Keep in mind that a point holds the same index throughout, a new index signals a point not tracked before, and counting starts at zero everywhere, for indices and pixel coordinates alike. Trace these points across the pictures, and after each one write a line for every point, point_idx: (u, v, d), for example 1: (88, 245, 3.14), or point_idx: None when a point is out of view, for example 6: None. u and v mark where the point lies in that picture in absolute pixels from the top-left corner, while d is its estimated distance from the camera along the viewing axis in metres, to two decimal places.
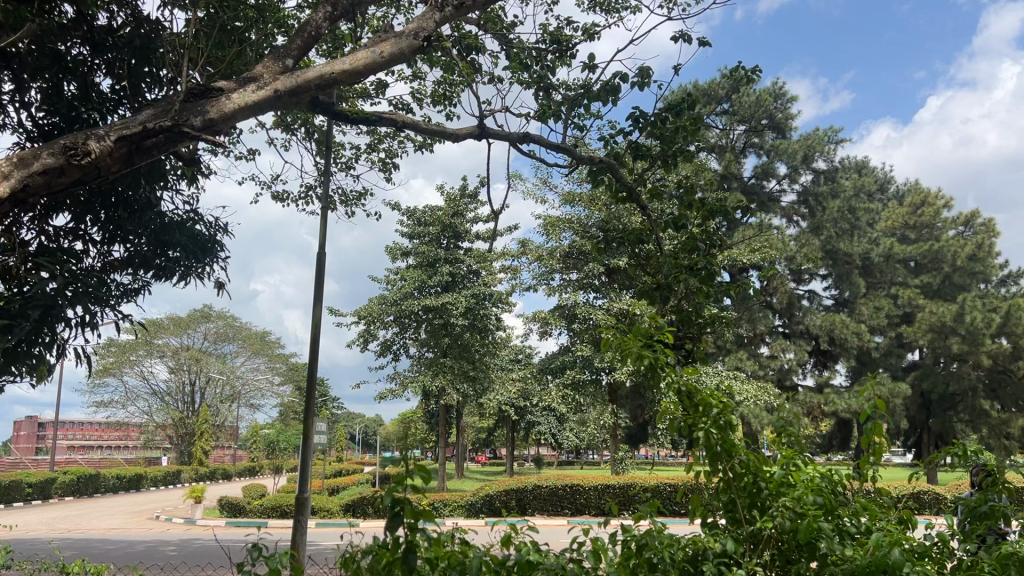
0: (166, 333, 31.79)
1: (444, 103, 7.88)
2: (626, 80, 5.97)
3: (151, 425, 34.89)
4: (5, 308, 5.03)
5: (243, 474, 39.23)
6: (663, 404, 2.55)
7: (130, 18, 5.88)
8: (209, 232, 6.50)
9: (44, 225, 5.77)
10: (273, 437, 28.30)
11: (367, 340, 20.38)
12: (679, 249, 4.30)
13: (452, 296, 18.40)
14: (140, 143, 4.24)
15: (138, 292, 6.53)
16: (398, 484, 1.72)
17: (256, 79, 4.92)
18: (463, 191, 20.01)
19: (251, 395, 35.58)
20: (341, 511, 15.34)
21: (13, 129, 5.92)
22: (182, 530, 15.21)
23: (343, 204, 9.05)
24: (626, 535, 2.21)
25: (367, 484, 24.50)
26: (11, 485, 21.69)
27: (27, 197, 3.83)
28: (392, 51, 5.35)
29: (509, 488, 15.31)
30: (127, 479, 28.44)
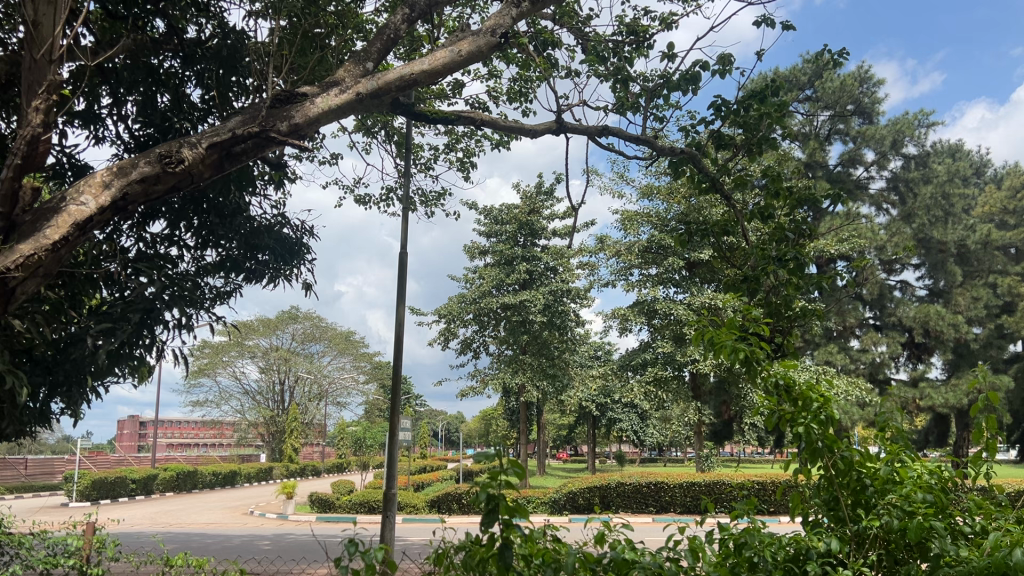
0: (255, 334, 32.88)
1: (520, 100, 7.87)
2: (706, 68, 5.85)
3: (244, 422, 36.13)
4: (108, 312, 5.26)
5: (332, 471, 40.29)
6: (757, 401, 2.48)
7: (217, 30, 6.05)
8: (296, 235, 6.67)
9: (142, 232, 6.04)
10: (360, 434, 28.92)
11: (447, 339, 20.63)
12: (767, 240, 4.19)
13: (530, 294, 18.38)
14: (230, 149, 4.37)
15: (229, 295, 6.76)
16: (491, 481, 1.70)
17: (338, 83, 5.01)
18: (538, 188, 19.98)
19: (337, 394, 36.21)
20: (428, 507, 15.54)
21: (112, 141, 6.21)
22: (276, 525, 15.70)
23: (423, 204, 9.17)
24: (723, 534, 2.17)
25: (450, 480, 24.84)
26: (117, 482, 22.82)
27: (126, 205, 3.99)
28: (470, 49, 5.36)
29: (593, 485, 15.16)
30: (223, 475, 29.59)
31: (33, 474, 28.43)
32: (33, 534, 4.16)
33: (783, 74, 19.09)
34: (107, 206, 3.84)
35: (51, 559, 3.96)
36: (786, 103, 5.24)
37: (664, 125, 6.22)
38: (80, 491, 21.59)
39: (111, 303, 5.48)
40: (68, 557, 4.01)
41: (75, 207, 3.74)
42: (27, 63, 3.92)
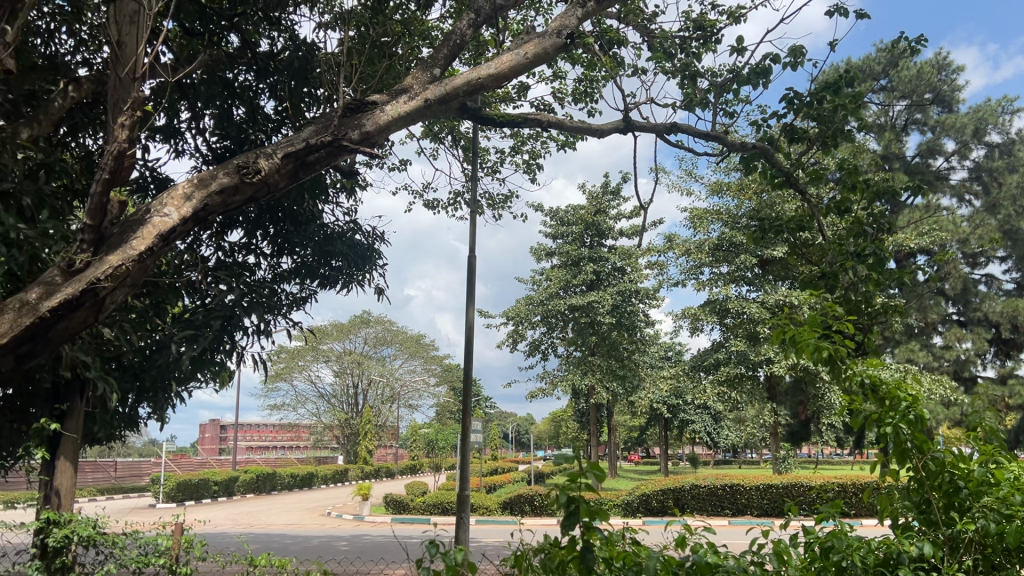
0: (330, 339, 33.66)
1: (585, 100, 7.85)
2: (777, 61, 5.73)
3: (320, 425, 36.94)
4: (192, 319, 5.46)
5: (406, 473, 40.84)
6: (841, 401, 2.42)
7: (289, 43, 6.20)
8: (368, 241, 6.78)
9: (221, 241, 6.24)
10: (432, 436, 29.21)
11: (516, 341, 20.71)
12: (845, 234, 4.07)
13: (598, 295, 18.30)
14: (304, 158, 4.46)
15: (305, 300, 6.93)
16: (571, 483, 1.69)
17: (407, 90, 5.09)
18: (604, 188, 19.90)
19: (409, 397, 36.71)
20: (500, 509, 15.61)
21: (191, 154, 6.44)
22: (353, 526, 16.00)
23: (490, 208, 9.22)
24: (809, 537, 2.12)
25: (522, 481, 24.90)
26: (200, 484, 23.61)
27: (207, 216, 4.12)
28: (537, 51, 5.38)
29: (667, 487, 14.98)
30: (301, 476, 30.29)
31: (122, 475, 29.60)
32: (126, 534, 4.32)
33: (856, 64, 18.54)
34: (189, 216, 3.98)
35: (143, 558, 4.10)
36: (862, 94, 5.07)
37: (734, 120, 6.11)
38: (166, 492, 22.38)
39: (193, 310, 5.66)
40: (158, 556, 4.13)
41: (159, 219, 3.89)
42: (112, 81, 4.12)
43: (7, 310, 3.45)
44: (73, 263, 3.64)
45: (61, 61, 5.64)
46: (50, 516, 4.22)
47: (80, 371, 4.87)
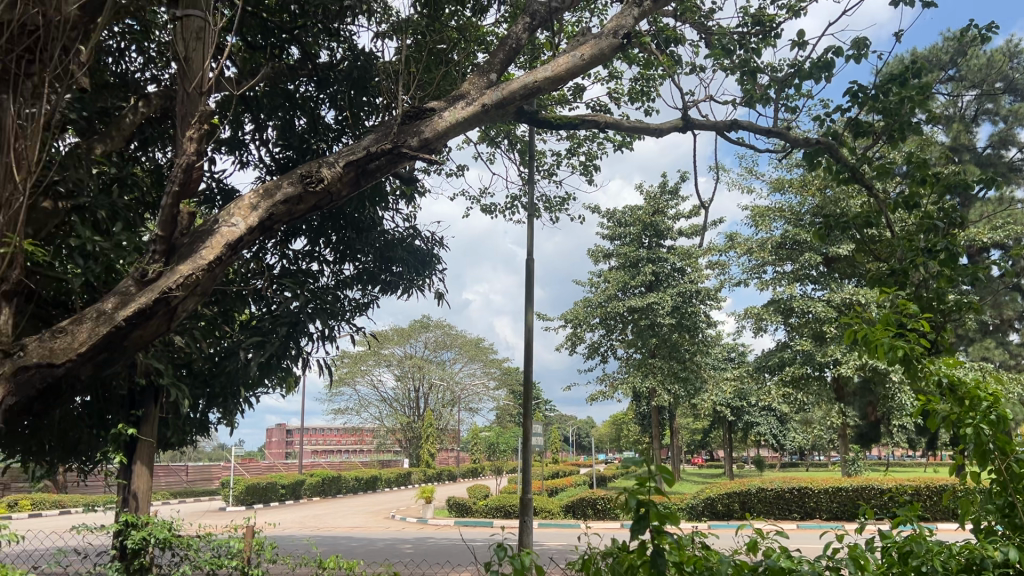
0: (391, 343, 34.08)
1: (642, 100, 7.80)
2: (840, 54, 5.60)
3: (382, 429, 37.37)
4: (259, 326, 5.59)
5: (468, 476, 41.03)
6: (918, 401, 2.35)
7: (348, 53, 6.27)
8: (427, 246, 6.85)
9: (286, 249, 6.38)
10: (493, 439, 29.27)
11: (575, 344, 20.65)
12: (915, 230, 3.95)
13: (658, 296, 18.13)
14: (365, 166, 4.52)
15: (367, 306, 7.03)
16: (640, 487, 1.68)
17: (464, 96, 5.12)
18: (662, 188, 19.72)
19: (469, 400, 36.90)
20: (563, 512, 15.57)
21: (255, 165, 6.60)
22: (417, 528, 16.14)
23: (547, 211, 9.23)
24: (886, 542, 2.07)
25: (584, 484, 24.77)
26: (268, 487, 24.12)
27: (272, 225, 4.21)
28: (593, 52, 5.36)
29: (732, 490, 14.74)
30: (364, 479, 30.71)
31: (194, 479, 30.44)
32: (199, 536, 4.42)
33: (923, 54, 17.99)
34: (255, 226, 4.08)
35: (217, 560, 4.20)
36: (930, 85, 4.90)
37: (796, 116, 6.00)
38: (236, 496, 22.93)
39: (260, 318, 5.79)
40: (230, 558, 4.22)
41: (227, 229, 3.99)
42: (180, 96, 4.25)
43: (85, 319, 3.57)
44: (147, 273, 3.75)
45: (131, 79, 5.83)
46: (128, 519, 4.35)
47: (155, 378, 5.02)
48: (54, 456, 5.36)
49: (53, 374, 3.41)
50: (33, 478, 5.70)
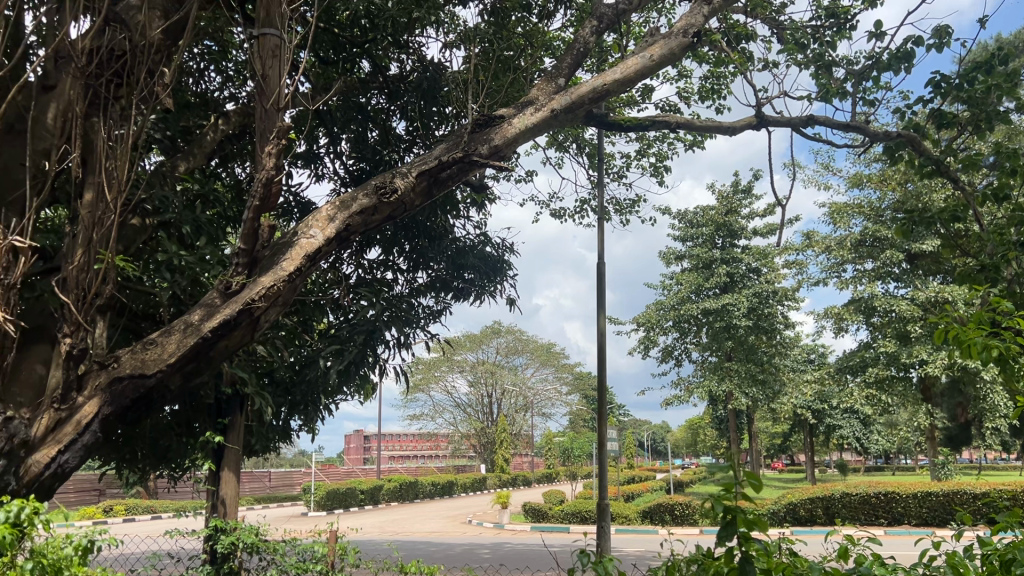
0: (463, 349, 34.38)
1: (713, 98, 7.69)
2: (920, 43, 5.42)
3: (457, 434, 37.67)
4: (337, 335, 5.72)
5: (543, 481, 40.95)
6: (1016, 402, 2.25)
7: (417, 64, 6.36)
8: (498, 253, 6.89)
9: (361, 259, 6.51)
10: (567, 444, 29.12)
11: (648, 347, 20.45)
12: (1007, 221, 3.77)
13: (733, 297, 17.80)
14: (437, 175, 4.57)
15: (440, 313, 7.11)
16: (727, 493, 1.65)
17: (533, 102, 5.14)
18: (735, 187, 19.36)
19: (543, 405, 36.88)
20: (640, 518, 15.41)
21: (330, 178, 6.75)
22: (494, 534, 16.20)
23: (617, 213, 9.17)
24: (986, 549, 1.99)
25: (662, 489, 24.45)
26: (348, 492, 24.56)
27: (349, 236, 4.30)
28: (663, 52, 5.32)
29: (815, 496, 14.36)
30: (442, 485, 31.03)
31: (277, 484, 31.25)
32: (285, 541, 4.53)
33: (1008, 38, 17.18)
34: (333, 237, 4.17)
35: (302, 564, 4.30)
36: (1019, 71, 4.69)
37: (874, 109, 5.82)
38: (318, 501, 23.44)
39: (338, 326, 5.92)
40: (315, 563, 4.31)
41: (306, 240, 4.09)
42: (259, 113, 4.38)
43: (174, 332, 3.70)
44: (230, 285, 3.85)
45: (211, 97, 6.03)
46: (217, 524, 4.49)
47: (239, 387, 5.19)
48: (146, 463, 5.56)
49: (145, 384, 3.55)
50: (127, 485, 5.93)
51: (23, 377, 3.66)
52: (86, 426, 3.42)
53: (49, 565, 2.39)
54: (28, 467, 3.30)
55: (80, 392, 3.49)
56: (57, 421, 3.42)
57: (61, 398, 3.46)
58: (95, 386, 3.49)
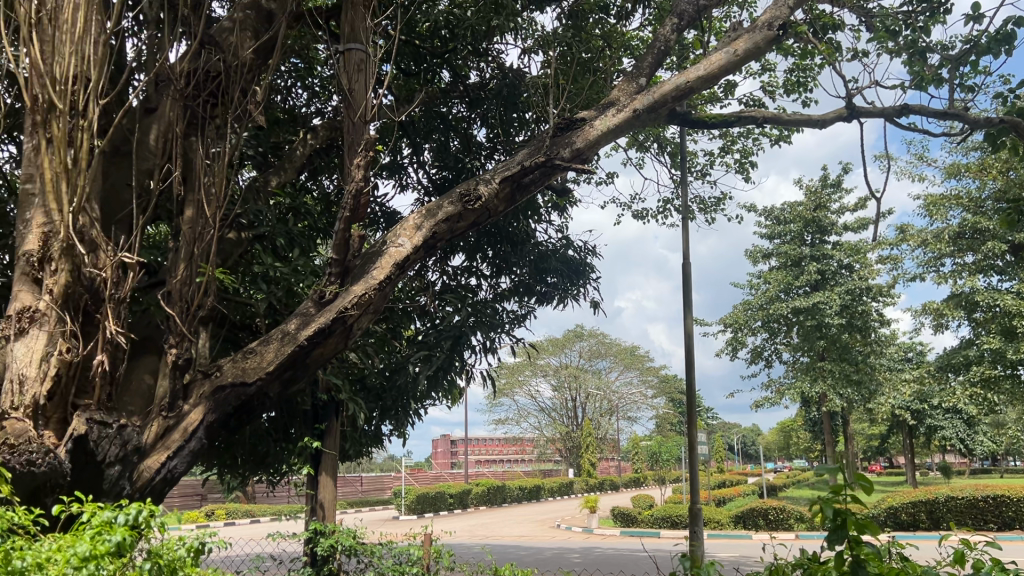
0: (546, 353, 34.47)
1: (798, 91, 7.50)
2: (1021, 24, 5.16)
3: (543, 439, 37.69)
4: (425, 341, 5.86)
5: (630, 486, 40.51)
6: None
7: (496, 71, 6.40)
8: (580, 256, 6.87)
9: (445, 266, 6.61)
10: (654, 448, 28.70)
11: (736, 349, 20.03)
12: None
13: (825, 295, 17.28)
14: (520, 180, 4.60)
15: (524, 318, 7.15)
16: (835, 495, 1.73)
17: (615, 103, 5.11)
18: (824, 181, 18.80)
19: (628, 409, 36.56)
20: (732, 522, 15.10)
21: (414, 187, 6.87)
22: (583, 538, 16.11)
23: (702, 212, 9.02)
24: None
25: (754, 494, 23.80)
26: (437, 497, 24.86)
27: (435, 243, 4.37)
28: (747, 47, 5.23)
29: (917, 500, 13.84)
30: (528, 489, 31.09)
31: (368, 488, 31.93)
32: (382, 544, 4.62)
33: None
34: (420, 245, 4.25)
35: (399, 567, 4.36)
36: None
37: (973, 95, 5.57)
38: (408, 504, 23.87)
39: (425, 332, 6.03)
40: (412, 565, 4.37)
41: (394, 249, 4.18)
42: (347, 125, 4.50)
43: (272, 341, 3.83)
44: (324, 295, 3.98)
45: (300, 113, 6.21)
46: (317, 527, 4.61)
47: (334, 394, 5.34)
48: (245, 468, 5.76)
49: (246, 392, 3.69)
50: (231, 489, 6.15)
51: (133, 387, 3.84)
52: (192, 433, 3.56)
53: (166, 565, 2.48)
54: (141, 473, 3.42)
55: (186, 401, 3.64)
56: (165, 429, 3.56)
57: (169, 406, 3.61)
58: (200, 394, 3.64)
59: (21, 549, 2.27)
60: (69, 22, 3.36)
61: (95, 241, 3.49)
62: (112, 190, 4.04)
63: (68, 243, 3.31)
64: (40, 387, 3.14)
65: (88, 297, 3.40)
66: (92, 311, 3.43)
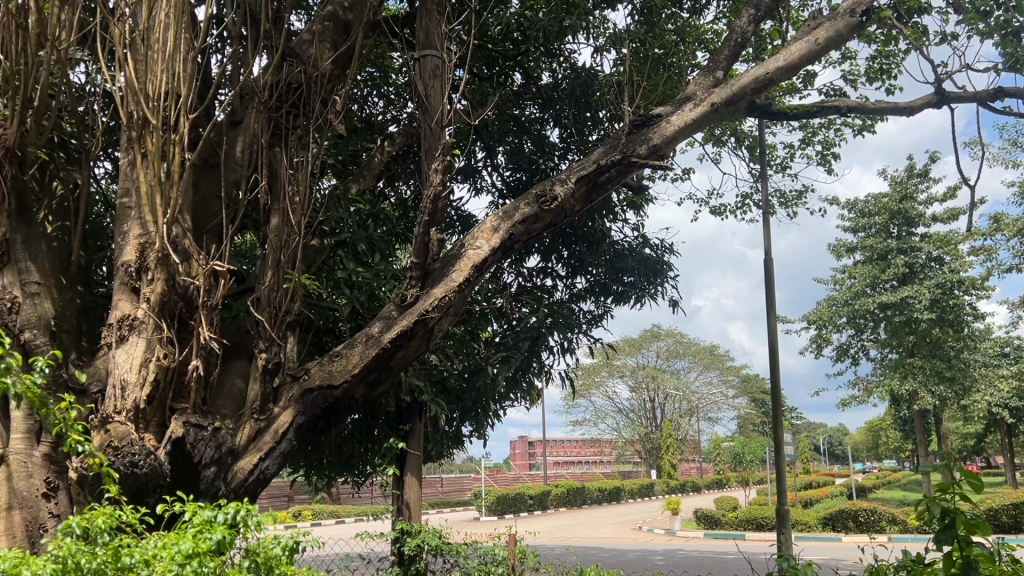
0: (623, 353, 34.29)
1: (882, 78, 7.25)
2: None
3: (621, 440, 37.40)
4: (502, 343, 5.95)
5: (713, 488, 39.75)
6: None
7: (569, 71, 6.36)
8: (658, 254, 6.79)
9: (521, 267, 6.64)
10: (737, 449, 28.09)
11: (821, 346, 19.46)
12: None
13: (914, 289, 16.64)
14: (596, 179, 4.58)
15: (602, 318, 7.12)
16: (944, 494, 1.79)
17: (692, 98, 5.04)
18: (910, 171, 18.11)
19: (708, 409, 35.94)
20: (821, 524, 14.73)
21: (489, 190, 6.92)
22: (666, 541, 15.90)
23: (783, 206, 8.81)
24: None
25: (843, 496, 23.05)
26: (517, 498, 24.94)
27: (513, 245, 4.39)
28: (829, 35, 5.10)
29: (1019, 501, 13.19)
30: (608, 490, 30.89)
31: (448, 490, 32.27)
32: (467, 544, 4.66)
33: None
34: (498, 247, 4.28)
35: (485, 566, 4.40)
36: None
37: None
38: (488, 505, 24.02)
39: (503, 334, 6.07)
40: (497, 565, 4.41)
41: (473, 252, 4.22)
42: (425, 131, 4.56)
43: (356, 344, 3.92)
44: (405, 298, 4.04)
45: (376, 121, 6.32)
46: (403, 527, 4.69)
47: (416, 395, 5.41)
48: (331, 468, 5.89)
49: (333, 395, 3.77)
50: (318, 489, 6.29)
51: (226, 391, 3.98)
52: (283, 435, 3.65)
53: (263, 563, 2.55)
54: (235, 473, 3.53)
55: (276, 404, 3.75)
56: (257, 430, 3.67)
57: (260, 409, 3.72)
58: (290, 397, 3.74)
59: (128, 546, 2.36)
60: (159, 41, 3.48)
61: (187, 251, 3.61)
62: (202, 201, 4.17)
63: (163, 253, 3.45)
64: (139, 392, 3.27)
65: (183, 304, 3.51)
66: (187, 318, 3.53)
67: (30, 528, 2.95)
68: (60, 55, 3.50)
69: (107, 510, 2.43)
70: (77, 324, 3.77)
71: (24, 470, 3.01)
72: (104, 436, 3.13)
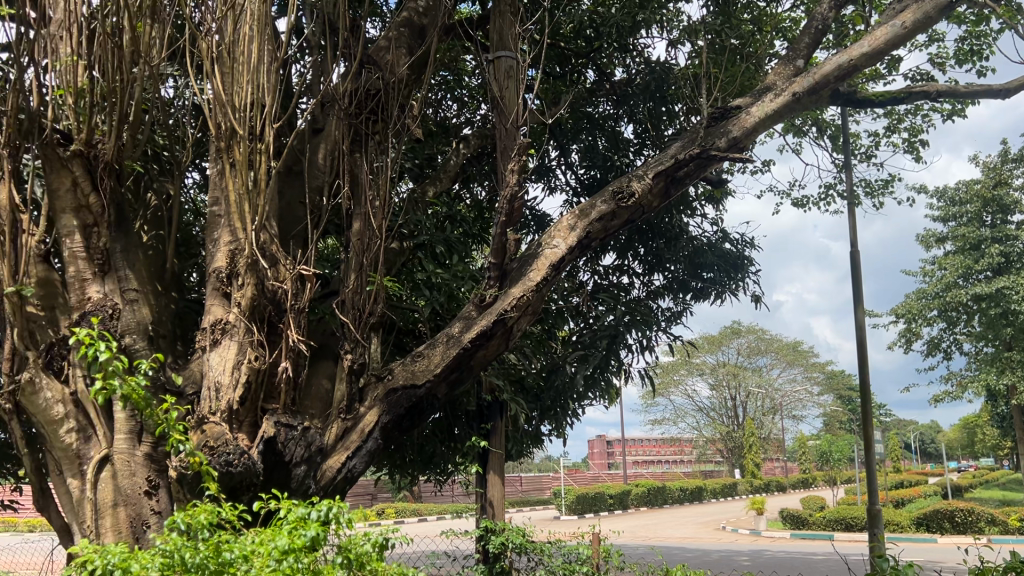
0: (703, 351, 33.81)
1: (972, 60, 6.95)
2: None
3: (702, 439, 36.84)
4: (580, 341, 5.93)
5: (798, 487, 38.73)
6: None
7: (643, 66, 6.30)
8: (737, 249, 6.66)
9: (597, 266, 6.61)
10: (823, 447, 27.31)
11: (910, 341, 18.77)
12: None
13: (1010, 280, 15.87)
14: (674, 174, 4.52)
15: (681, 315, 7.03)
16: None
17: (771, 88, 4.94)
18: (1003, 156, 17.35)
19: (792, 407, 35.01)
20: (914, 525, 14.21)
21: (563, 189, 6.90)
22: (751, 541, 15.59)
23: (869, 196, 8.53)
24: None
25: (939, 497, 22.14)
26: (597, 498, 24.86)
27: (590, 243, 4.37)
28: (916, 18, 4.92)
29: None
30: (689, 489, 30.47)
31: (528, 488, 32.35)
32: (550, 542, 4.67)
33: None
34: (576, 245, 4.28)
35: (569, 564, 4.40)
36: None
37: None
38: (568, 505, 23.97)
39: (579, 333, 6.06)
40: (581, 563, 4.40)
41: (550, 250, 4.23)
42: (500, 131, 4.59)
43: (438, 344, 3.97)
44: (484, 298, 4.07)
45: (450, 123, 6.39)
46: (487, 526, 4.73)
47: (497, 394, 5.44)
48: (414, 467, 5.99)
49: (416, 394, 3.83)
50: (402, 487, 6.40)
51: (314, 391, 4.09)
52: (369, 434, 3.73)
53: (355, 560, 2.61)
54: (324, 472, 3.61)
55: (362, 404, 3.82)
56: (345, 429, 3.75)
57: (347, 409, 3.80)
58: (375, 397, 3.81)
59: (227, 542, 2.45)
60: (244, 53, 3.61)
61: (275, 256, 3.72)
62: (288, 207, 4.30)
63: (252, 259, 3.57)
64: (233, 393, 3.38)
65: (271, 308, 3.61)
66: (276, 321, 3.63)
67: (134, 524, 3.08)
68: (152, 71, 3.66)
69: (208, 508, 2.53)
70: (172, 328, 3.92)
71: (127, 469, 3.15)
72: (201, 436, 3.26)
